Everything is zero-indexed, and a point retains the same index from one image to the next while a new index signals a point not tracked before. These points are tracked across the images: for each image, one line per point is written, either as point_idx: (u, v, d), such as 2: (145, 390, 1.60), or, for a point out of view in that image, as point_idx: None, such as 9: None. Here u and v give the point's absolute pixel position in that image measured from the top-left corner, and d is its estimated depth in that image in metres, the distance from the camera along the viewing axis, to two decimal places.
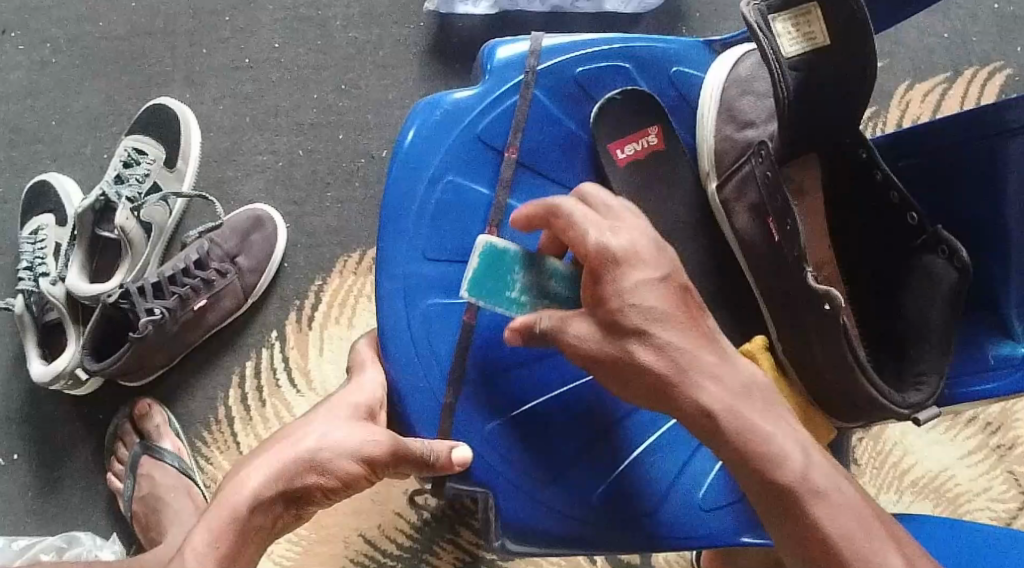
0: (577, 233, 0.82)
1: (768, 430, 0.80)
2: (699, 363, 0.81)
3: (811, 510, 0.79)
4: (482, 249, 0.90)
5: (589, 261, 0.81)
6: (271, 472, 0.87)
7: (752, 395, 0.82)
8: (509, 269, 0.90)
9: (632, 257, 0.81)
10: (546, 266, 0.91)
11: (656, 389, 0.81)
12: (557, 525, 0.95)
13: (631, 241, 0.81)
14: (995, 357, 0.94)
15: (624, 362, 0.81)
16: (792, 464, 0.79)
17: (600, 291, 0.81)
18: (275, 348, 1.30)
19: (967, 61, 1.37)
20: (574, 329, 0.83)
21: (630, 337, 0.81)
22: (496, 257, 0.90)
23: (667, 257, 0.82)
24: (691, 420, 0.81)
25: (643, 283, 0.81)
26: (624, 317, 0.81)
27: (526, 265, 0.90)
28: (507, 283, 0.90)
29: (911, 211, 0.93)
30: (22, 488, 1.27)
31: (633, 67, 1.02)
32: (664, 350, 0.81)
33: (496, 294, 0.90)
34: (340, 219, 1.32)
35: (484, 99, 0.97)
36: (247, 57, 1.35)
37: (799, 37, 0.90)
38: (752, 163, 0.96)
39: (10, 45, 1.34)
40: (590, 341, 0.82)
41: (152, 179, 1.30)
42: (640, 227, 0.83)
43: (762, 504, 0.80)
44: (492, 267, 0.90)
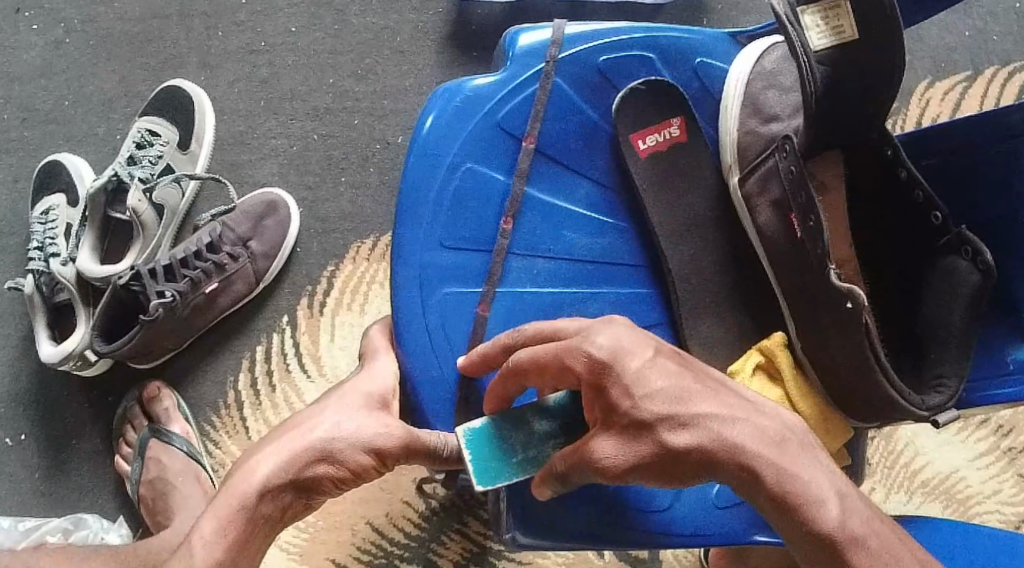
0: (567, 353, 0.79)
1: (806, 477, 0.77)
2: (730, 422, 0.77)
3: (852, 557, 0.76)
4: (466, 438, 0.85)
5: (586, 378, 0.79)
6: (281, 459, 0.85)
7: (789, 445, 0.78)
8: (497, 441, 0.85)
9: (620, 354, 0.78)
10: (525, 416, 0.85)
11: (705, 469, 0.77)
12: (565, 522, 0.94)
13: (613, 338, 0.79)
14: (1013, 362, 0.93)
15: (666, 455, 0.77)
16: (831, 514, 0.76)
17: (606, 399, 0.78)
18: (286, 333, 1.29)
19: (988, 61, 1.35)
20: (602, 450, 0.79)
21: (657, 427, 0.77)
22: (480, 436, 0.85)
23: (644, 337, 0.80)
24: (740, 483, 0.77)
25: (643, 371, 0.78)
26: (643, 410, 0.77)
27: (507, 427, 0.85)
28: (505, 454, 0.85)
29: (934, 211, 0.92)
30: (29, 469, 1.27)
31: (657, 57, 1.00)
32: (693, 425, 0.77)
33: (504, 466, 0.85)
34: (354, 205, 1.31)
35: (505, 87, 0.96)
36: (264, 41, 1.34)
37: (828, 30, 0.89)
38: (776, 158, 0.96)
39: (24, 25, 1.32)
40: (621, 453, 0.78)
41: (165, 161, 1.28)
42: (618, 325, 0.80)
43: (808, 553, 0.77)
44: (483, 449, 0.85)
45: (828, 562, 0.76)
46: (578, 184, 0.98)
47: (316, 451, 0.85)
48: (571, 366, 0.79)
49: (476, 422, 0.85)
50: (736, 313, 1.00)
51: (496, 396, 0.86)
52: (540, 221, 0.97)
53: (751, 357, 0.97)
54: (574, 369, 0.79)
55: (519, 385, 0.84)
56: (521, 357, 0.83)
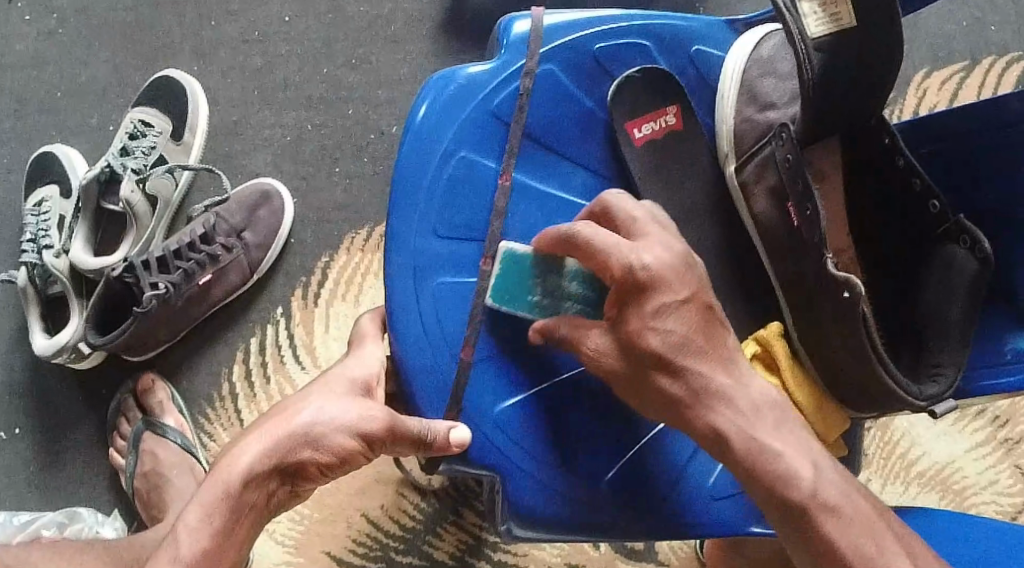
0: (615, 252, 0.81)
1: (777, 447, 0.80)
2: (716, 388, 0.81)
3: (821, 523, 0.78)
4: (504, 255, 0.92)
5: (618, 283, 0.82)
6: (266, 447, 0.86)
7: (765, 417, 0.81)
8: (528, 275, 0.92)
9: (659, 278, 0.81)
10: (563, 269, 0.92)
11: (675, 410, 0.82)
12: (564, 502, 0.93)
13: (660, 261, 0.81)
14: (1012, 350, 0.92)
15: (646, 377, 0.83)
16: (803, 483, 0.79)
17: (624, 307, 0.83)
18: (280, 325, 1.29)
19: (985, 50, 1.35)
20: (592, 341, 0.84)
21: (647, 356, 0.82)
22: (516, 261, 0.92)
23: (694, 274, 0.82)
24: (705, 440, 0.82)
25: (670, 306, 0.81)
26: (642, 337, 0.82)
27: (541, 270, 0.92)
28: (525, 289, 0.92)
29: (933, 199, 0.91)
30: (23, 462, 1.26)
31: (653, 44, 0.99)
32: (683, 374, 0.82)
33: (519, 298, 0.92)
34: (349, 195, 1.31)
35: (499, 74, 0.94)
36: (257, 30, 1.33)
37: (826, 17, 0.88)
38: (773, 147, 0.95)
39: (15, 16, 1.31)
40: (607, 355, 0.84)
41: (159, 152, 1.27)
42: (671, 243, 0.82)
43: (774, 518, 0.80)
44: (512, 273, 0.92)
45: (795, 525, 0.79)
46: (574, 172, 0.98)
47: (299, 437, 0.86)
48: (609, 267, 0.81)
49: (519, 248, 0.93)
50: (733, 303, 1.00)
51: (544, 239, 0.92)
52: (535, 209, 0.96)
53: (748, 347, 0.97)
54: (613, 273, 0.82)
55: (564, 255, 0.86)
56: (579, 232, 0.83)
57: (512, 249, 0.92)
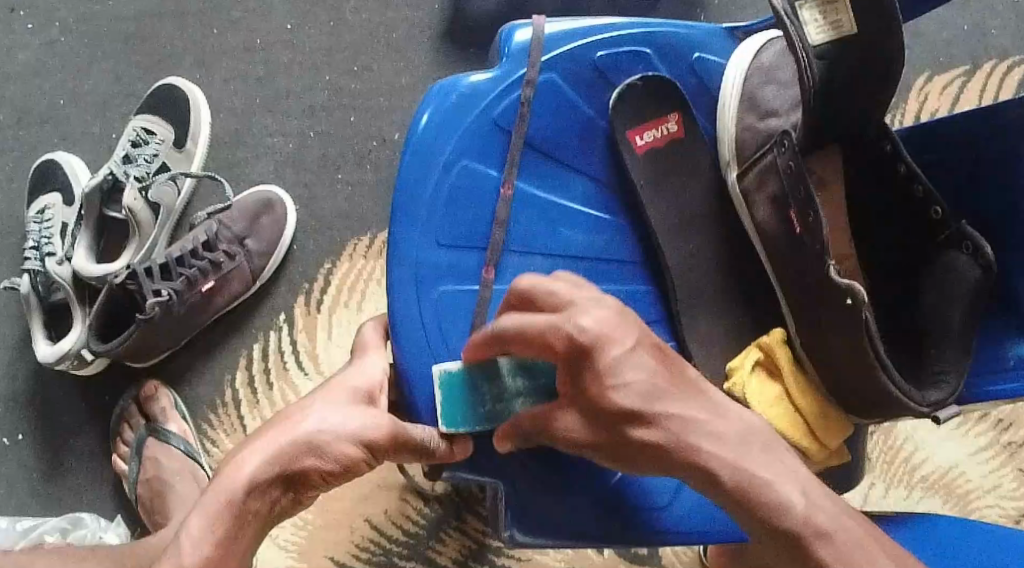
0: (551, 325, 0.80)
1: (766, 477, 0.78)
2: (692, 425, 0.80)
3: (816, 550, 0.76)
4: (441, 379, 0.90)
5: (563, 354, 0.81)
6: (270, 455, 0.86)
7: (750, 449, 0.80)
8: (467, 393, 0.90)
9: (602, 334, 0.80)
10: (499, 369, 0.90)
11: (663, 465, 0.81)
12: (561, 511, 0.93)
13: (596, 322, 0.80)
14: (1014, 357, 0.92)
15: (629, 445, 0.81)
16: (795, 509, 0.77)
17: (578, 380, 0.81)
18: (283, 332, 1.29)
19: (986, 55, 1.35)
20: (564, 424, 0.83)
21: (618, 417, 0.81)
22: (455, 380, 0.90)
23: (632, 322, 0.82)
24: (698, 481, 0.80)
25: (620, 360, 0.80)
26: (606, 399, 0.80)
27: (479, 379, 0.90)
28: (471, 405, 0.90)
29: (934, 206, 0.91)
30: (27, 469, 1.26)
31: (654, 52, 0.99)
32: (658, 423, 0.80)
33: (468, 416, 0.90)
34: (351, 202, 1.31)
35: (500, 83, 0.94)
36: (259, 38, 1.33)
37: (827, 25, 0.88)
38: (775, 154, 0.95)
39: (18, 24, 1.32)
40: (581, 431, 0.83)
41: (161, 159, 1.28)
42: (598, 300, 0.82)
43: (775, 548, 0.78)
44: (456, 396, 0.90)
45: (791, 551, 0.77)
46: (575, 180, 0.98)
47: (302, 445, 0.86)
48: (551, 344, 0.80)
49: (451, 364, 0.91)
50: (735, 310, 1.00)
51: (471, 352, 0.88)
52: (537, 217, 0.96)
53: (750, 354, 0.97)
54: (556, 343, 0.80)
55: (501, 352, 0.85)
56: (508, 324, 0.83)
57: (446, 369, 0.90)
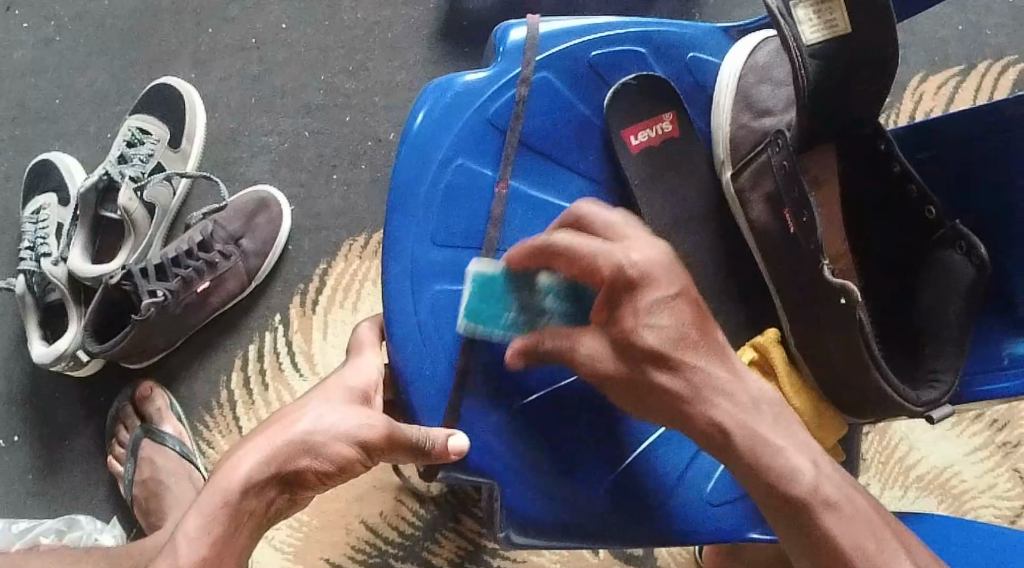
0: (601, 253, 0.80)
1: (779, 443, 0.79)
2: (712, 380, 0.81)
3: (823, 519, 0.78)
4: (472, 278, 0.90)
5: (606, 283, 0.81)
6: (266, 455, 0.85)
7: (761, 414, 0.80)
8: (501, 293, 0.90)
9: (646, 275, 0.80)
10: (539, 284, 0.88)
11: (676, 413, 0.81)
12: (569, 512, 0.93)
13: (647, 259, 0.80)
14: (1009, 355, 0.92)
15: (647, 385, 0.82)
16: (804, 478, 0.78)
17: (615, 311, 0.82)
18: (278, 332, 1.29)
19: (980, 54, 1.35)
20: (588, 347, 0.84)
21: (644, 355, 0.81)
22: (487, 282, 0.90)
23: (682, 272, 0.82)
24: (704, 438, 0.81)
25: (657, 303, 0.80)
26: (636, 335, 0.81)
27: (514, 287, 0.89)
28: (501, 307, 0.90)
29: (928, 205, 0.92)
30: (22, 470, 1.26)
31: (649, 52, 1.00)
32: (679, 372, 0.81)
33: (494, 318, 0.91)
34: (346, 202, 1.31)
35: (496, 82, 0.94)
36: (254, 38, 1.33)
37: (821, 24, 0.89)
38: (770, 153, 0.96)
39: (13, 24, 1.31)
40: (602, 360, 0.83)
41: (157, 160, 1.28)
42: (653, 242, 0.81)
43: (777, 516, 0.79)
44: (485, 295, 0.90)
45: (795, 522, 0.78)
46: (570, 179, 0.98)
47: (298, 445, 0.86)
48: (596, 269, 0.81)
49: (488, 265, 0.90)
50: (730, 310, 1.00)
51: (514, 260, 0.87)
52: (531, 217, 0.96)
53: (745, 353, 0.97)
54: (601, 273, 0.81)
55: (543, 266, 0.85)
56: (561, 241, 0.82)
57: (479, 269, 0.90)
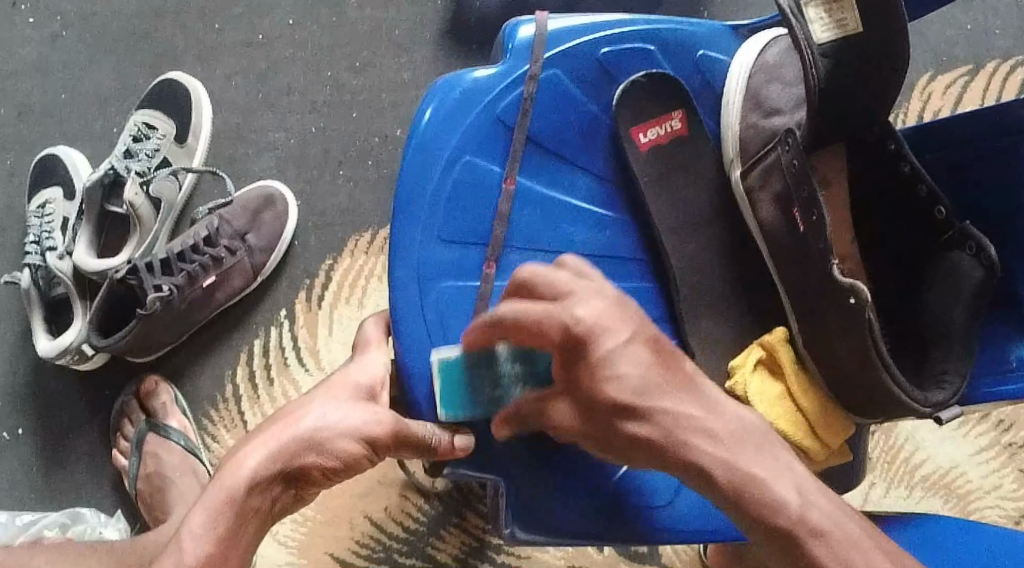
0: (548, 318, 0.78)
1: (760, 473, 0.79)
2: (685, 420, 0.80)
3: (812, 549, 0.78)
4: (439, 369, 0.89)
5: (560, 345, 0.79)
6: (272, 450, 0.86)
7: (745, 445, 0.80)
8: (466, 381, 0.90)
9: (598, 330, 0.78)
10: (497, 356, 0.89)
11: (653, 460, 0.80)
12: (547, 515, 0.93)
13: (595, 316, 0.78)
14: (1016, 358, 0.92)
15: (622, 440, 0.80)
16: (790, 506, 0.78)
17: (574, 371, 0.80)
18: (284, 327, 1.29)
19: (989, 55, 1.34)
20: (559, 410, 0.83)
21: (612, 410, 0.80)
22: (453, 367, 0.89)
23: (632, 313, 0.79)
24: (688, 476, 0.80)
25: (616, 355, 0.79)
26: (601, 391, 0.79)
27: (477, 367, 0.89)
28: (468, 392, 0.90)
29: (938, 206, 0.92)
30: (27, 464, 1.26)
31: (658, 50, 0.99)
32: (652, 418, 0.79)
33: (464, 404, 0.90)
34: (352, 198, 1.30)
35: (503, 80, 0.94)
36: (261, 33, 1.32)
37: (832, 23, 0.88)
38: (778, 153, 0.95)
39: (19, 18, 1.31)
40: (573, 421, 0.82)
41: (163, 154, 1.28)
42: (598, 292, 0.79)
43: (769, 545, 0.79)
44: (451, 383, 0.89)
45: (784, 548, 0.78)
46: (578, 176, 0.98)
47: (304, 441, 0.86)
48: (548, 334, 0.79)
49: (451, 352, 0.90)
50: (737, 309, 1.00)
51: (471, 340, 0.86)
52: (538, 215, 0.96)
53: (753, 352, 0.97)
54: (552, 338, 0.79)
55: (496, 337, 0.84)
56: (511, 316, 0.80)
57: (444, 358, 0.89)
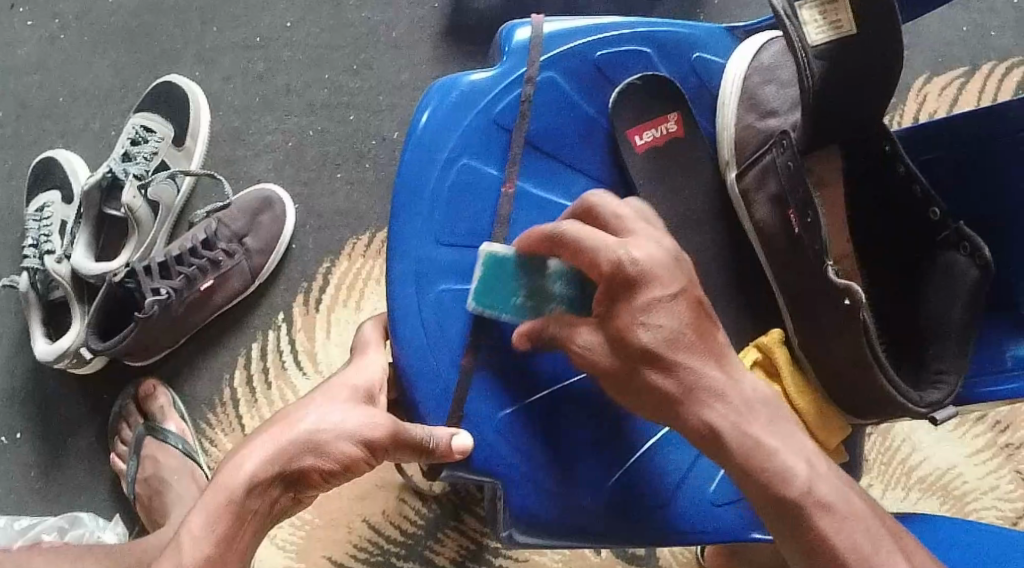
0: (604, 247, 0.80)
1: (773, 445, 0.79)
2: (706, 384, 0.80)
3: (817, 520, 0.78)
4: (485, 259, 0.91)
5: (606, 276, 0.80)
6: (270, 453, 0.86)
7: (759, 411, 0.80)
8: (511, 276, 0.90)
9: (648, 272, 0.80)
10: (546, 269, 0.89)
11: (664, 409, 0.81)
12: (564, 509, 0.93)
13: (650, 257, 0.80)
14: (1012, 357, 0.92)
15: (641, 381, 0.81)
16: (798, 479, 0.78)
17: (614, 303, 0.81)
18: (282, 330, 1.29)
19: (984, 56, 1.35)
20: (585, 340, 0.83)
21: (638, 352, 0.80)
22: (497, 264, 0.90)
23: (682, 270, 0.81)
24: (695, 436, 0.80)
25: (659, 300, 0.80)
26: (634, 332, 0.80)
27: (523, 272, 0.90)
28: (510, 290, 0.90)
29: (933, 207, 0.92)
30: (25, 467, 1.26)
31: (655, 52, 1.00)
32: (675, 371, 0.80)
33: (504, 300, 0.91)
34: (350, 201, 1.31)
35: (501, 82, 0.95)
36: (259, 36, 1.33)
37: (826, 24, 0.88)
38: (773, 154, 0.96)
39: (17, 21, 1.32)
40: (597, 355, 0.83)
41: (161, 157, 1.28)
42: (658, 240, 0.81)
43: (769, 514, 0.79)
44: (493, 275, 0.90)
45: (787, 519, 0.78)
46: (575, 178, 0.98)
47: (302, 444, 0.86)
48: (598, 262, 0.80)
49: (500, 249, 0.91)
50: (733, 311, 1.00)
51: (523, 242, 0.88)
52: (536, 216, 0.96)
53: (749, 353, 0.97)
54: (600, 267, 0.80)
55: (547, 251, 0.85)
56: (569, 234, 0.82)
57: (491, 251, 0.91)
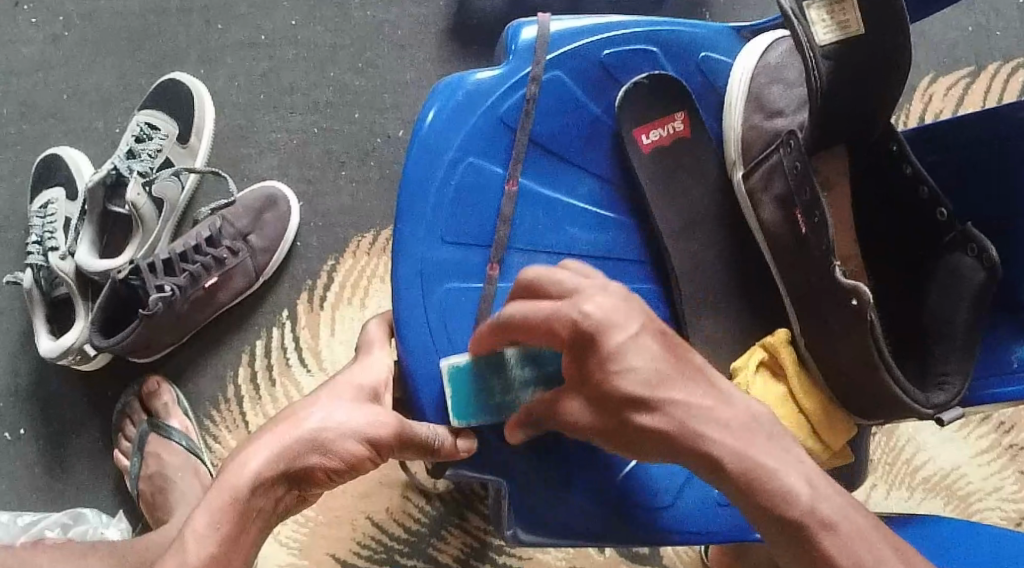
0: (555, 314, 0.80)
1: (772, 464, 0.78)
2: (696, 411, 0.79)
3: (819, 540, 0.76)
4: (449, 375, 0.90)
5: (568, 340, 0.80)
6: (274, 451, 0.85)
7: (756, 433, 0.79)
8: (475, 386, 0.90)
9: (605, 323, 0.78)
10: (505, 359, 0.90)
11: (667, 453, 0.79)
12: (563, 508, 0.94)
13: (602, 310, 0.79)
14: (1018, 358, 0.92)
15: (637, 435, 0.80)
16: (799, 498, 0.77)
17: (582, 366, 0.80)
18: (286, 328, 1.29)
19: (991, 56, 1.35)
20: (573, 409, 0.83)
21: (622, 405, 0.79)
22: (461, 375, 0.90)
23: (636, 307, 0.80)
24: (700, 468, 0.79)
25: (623, 348, 0.79)
26: (611, 388, 0.79)
27: (486, 372, 0.90)
28: (478, 398, 0.90)
29: (939, 207, 0.92)
30: (28, 464, 1.26)
31: (661, 52, 0.99)
32: (664, 410, 0.79)
33: (475, 408, 0.90)
34: (354, 199, 1.31)
35: (507, 81, 0.94)
36: (263, 34, 1.33)
37: (833, 25, 0.88)
38: (781, 153, 0.95)
39: (22, 19, 1.31)
40: (586, 418, 0.82)
41: (164, 155, 1.29)
42: (604, 288, 0.80)
43: (774, 533, 0.77)
44: (461, 387, 0.90)
45: (791, 539, 0.77)
46: (580, 178, 0.98)
47: (307, 442, 0.86)
48: (555, 329, 0.80)
49: (458, 359, 0.91)
50: (739, 312, 1.00)
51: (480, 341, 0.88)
52: (541, 215, 0.96)
53: (754, 354, 0.97)
54: (559, 333, 0.80)
55: (505, 339, 0.85)
56: (522, 318, 0.82)
57: (452, 365, 0.90)
